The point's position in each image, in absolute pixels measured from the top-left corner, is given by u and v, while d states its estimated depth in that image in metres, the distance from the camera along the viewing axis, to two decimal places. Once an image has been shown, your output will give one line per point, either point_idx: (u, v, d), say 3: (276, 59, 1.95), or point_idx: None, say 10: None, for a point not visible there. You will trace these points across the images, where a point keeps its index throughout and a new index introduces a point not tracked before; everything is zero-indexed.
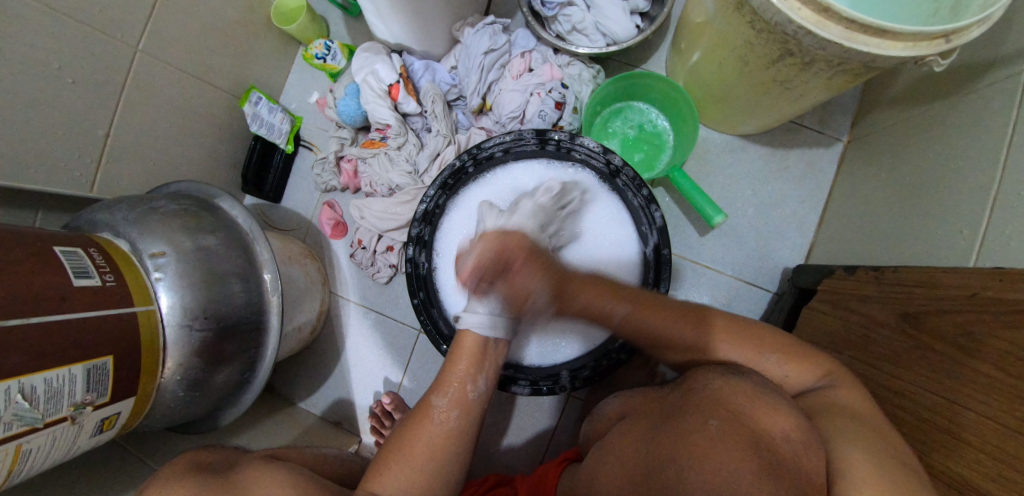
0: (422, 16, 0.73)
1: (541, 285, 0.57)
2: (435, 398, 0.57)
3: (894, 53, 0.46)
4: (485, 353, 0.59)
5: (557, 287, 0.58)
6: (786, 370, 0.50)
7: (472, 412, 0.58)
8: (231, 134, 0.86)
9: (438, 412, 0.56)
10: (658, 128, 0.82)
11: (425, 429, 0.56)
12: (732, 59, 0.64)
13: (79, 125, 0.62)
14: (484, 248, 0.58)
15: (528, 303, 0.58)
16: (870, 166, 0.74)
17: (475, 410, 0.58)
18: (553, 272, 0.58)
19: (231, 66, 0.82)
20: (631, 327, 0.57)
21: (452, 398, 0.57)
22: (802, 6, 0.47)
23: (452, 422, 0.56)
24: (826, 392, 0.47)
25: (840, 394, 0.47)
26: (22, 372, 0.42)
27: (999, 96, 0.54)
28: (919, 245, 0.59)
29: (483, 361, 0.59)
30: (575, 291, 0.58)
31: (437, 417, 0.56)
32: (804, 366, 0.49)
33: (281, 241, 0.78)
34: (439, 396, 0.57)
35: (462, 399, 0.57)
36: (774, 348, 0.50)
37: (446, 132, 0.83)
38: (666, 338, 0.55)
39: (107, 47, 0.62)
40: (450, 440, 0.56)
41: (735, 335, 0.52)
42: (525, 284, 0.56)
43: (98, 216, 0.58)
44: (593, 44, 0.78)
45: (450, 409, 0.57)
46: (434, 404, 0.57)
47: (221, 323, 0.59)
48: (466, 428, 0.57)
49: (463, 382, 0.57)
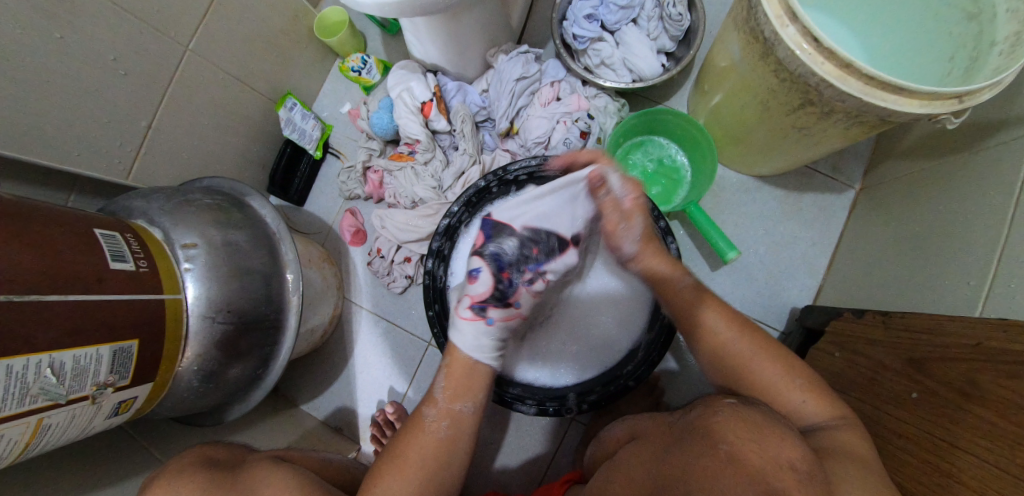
0: (459, 40, 0.77)
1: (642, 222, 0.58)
2: (426, 408, 0.56)
3: (909, 110, 0.49)
4: (475, 374, 0.56)
5: (643, 246, 0.60)
6: (805, 396, 0.49)
7: (464, 425, 0.56)
8: (264, 136, 0.89)
9: (429, 423, 0.55)
10: (676, 163, 0.85)
11: (418, 437, 0.54)
12: (754, 102, 0.66)
13: (125, 115, 0.65)
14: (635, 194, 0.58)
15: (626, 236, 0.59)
16: (881, 214, 0.76)
17: (469, 424, 0.56)
18: (646, 232, 0.60)
19: (271, 72, 0.85)
20: (686, 300, 0.57)
21: (442, 409, 0.56)
22: (825, 60, 0.50)
23: (442, 432, 0.55)
24: (831, 434, 0.47)
25: (843, 437, 0.46)
26: (54, 347, 0.43)
27: (1008, 154, 0.57)
28: (925, 293, 0.61)
29: (474, 383, 0.56)
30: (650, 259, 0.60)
31: (428, 427, 0.55)
32: (824, 400, 0.49)
33: (302, 243, 0.80)
34: (429, 406, 0.56)
35: (452, 412, 0.56)
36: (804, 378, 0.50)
37: (472, 152, 0.85)
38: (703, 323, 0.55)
39: (161, 43, 0.66)
40: (443, 450, 0.54)
41: (755, 346, 0.52)
42: (628, 229, 0.58)
43: (134, 203, 0.60)
44: (619, 79, 0.82)
45: (441, 419, 0.55)
46: (425, 413, 0.56)
47: (241, 318, 0.60)
48: (458, 442, 0.55)
49: (454, 394, 0.56)
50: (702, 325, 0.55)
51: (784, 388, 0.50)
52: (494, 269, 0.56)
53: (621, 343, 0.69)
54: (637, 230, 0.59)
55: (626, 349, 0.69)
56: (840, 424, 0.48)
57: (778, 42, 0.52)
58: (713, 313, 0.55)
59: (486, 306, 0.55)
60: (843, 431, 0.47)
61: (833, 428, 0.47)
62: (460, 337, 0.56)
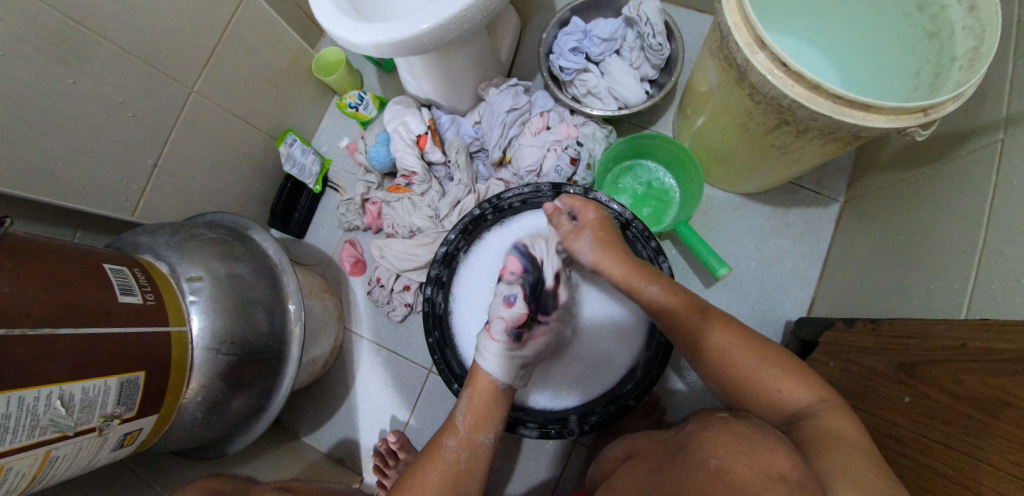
0: (451, 76, 0.81)
1: (588, 242, 0.64)
2: (446, 438, 0.57)
3: (877, 125, 0.52)
4: (493, 407, 0.59)
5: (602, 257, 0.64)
6: (780, 385, 0.51)
7: (482, 456, 0.57)
8: (264, 171, 0.92)
9: (449, 452, 0.56)
10: (665, 186, 0.88)
11: (437, 468, 0.55)
12: (734, 125, 0.70)
13: (133, 155, 0.68)
14: (592, 213, 0.66)
15: (579, 241, 0.65)
16: (865, 226, 0.79)
17: (486, 455, 0.58)
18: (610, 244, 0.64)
19: (272, 110, 0.89)
20: (656, 305, 0.59)
21: (462, 439, 0.57)
22: (795, 83, 0.53)
23: (462, 462, 0.56)
24: (814, 422, 0.47)
25: (824, 422, 0.47)
26: (65, 380, 0.44)
27: (977, 163, 0.59)
28: (912, 299, 0.63)
29: (492, 417, 0.59)
30: (644, 286, 0.61)
31: (448, 457, 0.56)
32: (799, 382, 0.50)
33: (304, 274, 0.82)
34: (450, 436, 0.58)
35: (473, 442, 0.57)
36: (777, 363, 0.52)
37: (467, 182, 0.88)
38: (681, 323, 0.57)
39: (166, 86, 0.69)
40: (460, 480, 0.55)
41: (734, 337, 0.55)
42: (577, 247, 0.65)
43: (141, 239, 0.62)
44: (606, 106, 0.86)
45: (462, 449, 0.57)
46: (445, 443, 0.57)
47: (244, 349, 0.61)
48: (475, 471, 0.56)
49: (476, 425, 0.58)
50: (677, 322, 0.58)
51: (762, 374, 0.51)
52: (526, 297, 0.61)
53: (620, 363, 0.70)
54: (586, 244, 0.65)
55: (626, 368, 0.70)
56: (819, 410, 0.48)
57: (749, 67, 0.56)
58: (710, 327, 0.56)
59: (521, 332, 0.60)
60: (826, 416, 0.47)
61: (814, 414, 0.48)
62: (487, 362, 0.59)
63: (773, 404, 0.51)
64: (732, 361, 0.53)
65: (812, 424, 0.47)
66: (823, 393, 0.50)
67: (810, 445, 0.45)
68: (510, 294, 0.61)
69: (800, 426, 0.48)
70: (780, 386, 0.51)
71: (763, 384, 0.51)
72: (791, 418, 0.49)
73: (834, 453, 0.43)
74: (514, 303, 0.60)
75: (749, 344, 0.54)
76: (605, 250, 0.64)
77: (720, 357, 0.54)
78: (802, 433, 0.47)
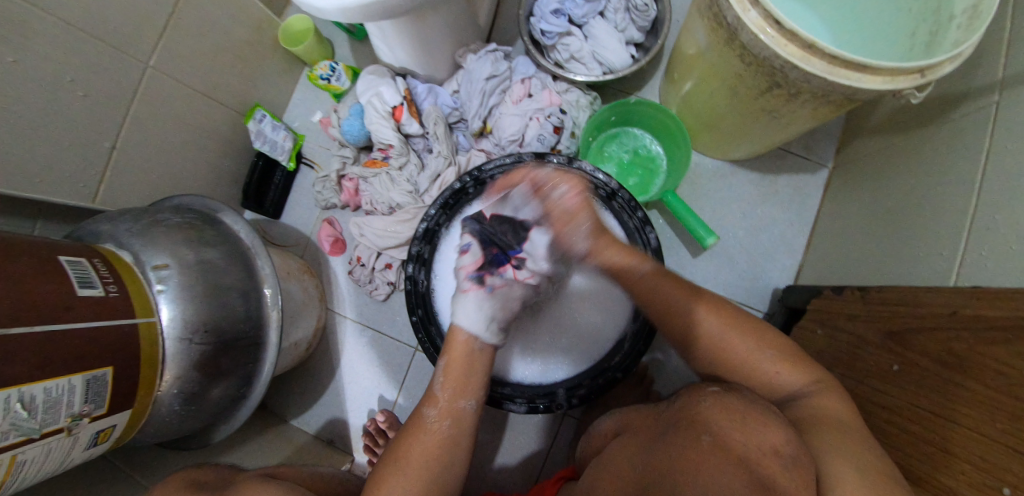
0: (427, 43, 0.76)
1: (586, 222, 0.57)
2: (426, 409, 0.57)
3: (873, 86, 0.50)
4: (472, 371, 0.59)
5: (597, 242, 0.59)
6: (779, 366, 0.50)
7: (466, 422, 0.57)
8: (234, 149, 0.87)
9: (430, 422, 0.56)
10: (652, 153, 0.85)
11: (422, 439, 0.55)
12: (724, 89, 0.67)
13: (87, 138, 0.63)
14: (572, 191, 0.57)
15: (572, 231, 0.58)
16: (854, 192, 0.78)
17: (468, 422, 0.57)
18: (596, 228, 0.58)
19: (238, 84, 0.84)
20: (647, 287, 0.58)
21: (442, 407, 0.57)
22: (788, 42, 0.50)
23: (444, 430, 0.56)
24: (813, 403, 0.47)
25: (821, 403, 0.47)
26: (23, 381, 0.42)
27: (970, 125, 0.58)
28: (900, 266, 0.62)
29: (472, 381, 0.59)
30: (637, 262, 0.59)
31: (428, 428, 0.55)
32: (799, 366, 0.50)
33: (281, 257, 0.79)
34: (429, 406, 0.57)
35: (452, 409, 0.57)
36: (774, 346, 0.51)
37: (446, 154, 0.85)
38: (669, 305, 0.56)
39: (119, 61, 0.64)
40: (444, 448, 0.55)
41: (727, 318, 0.54)
42: (575, 228, 0.57)
43: (101, 227, 0.58)
44: (590, 72, 0.82)
45: (441, 418, 0.56)
46: (426, 414, 0.57)
47: (220, 337, 0.59)
48: (461, 436, 0.56)
49: (454, 392, 0.58)
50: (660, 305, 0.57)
51: (759, 355, 0.51)
52: (482, 242, 0.63)
53: (607, 335, 0.69)
54: (584, 228, 0.58)
55: (614, 340, 0.69)
56: (817, 390, 0.48)
57: (741, 26, 0.53)
58: (697, 304, 0.55)
59: (481, 275, 0.61)
60: (821, 396, 0.48)
61: (812, 394, 0.48)
62: (460, 324, 0.59)
63: (764, 382, 0.50)
64: (730, 344, 0.52)
65: (808, 405, 0.47)
66: (816, 373, 0.50)
67: (807, 425, 0.45)
68: (466, 244, 0.64)
69: (793, 407, 0.48)
70: (775, 365, 0.50)
71: (761, 367, 0.50)
72: (787, 397, 0.49)
73: (829, 437, 0.43)
74: (469, 250, 0.64)
75: (743, 324, 0.53)
76: (600, 237, 0.58)
77: (708, 338, 0.53)
78: (796, 412, 0.47)
